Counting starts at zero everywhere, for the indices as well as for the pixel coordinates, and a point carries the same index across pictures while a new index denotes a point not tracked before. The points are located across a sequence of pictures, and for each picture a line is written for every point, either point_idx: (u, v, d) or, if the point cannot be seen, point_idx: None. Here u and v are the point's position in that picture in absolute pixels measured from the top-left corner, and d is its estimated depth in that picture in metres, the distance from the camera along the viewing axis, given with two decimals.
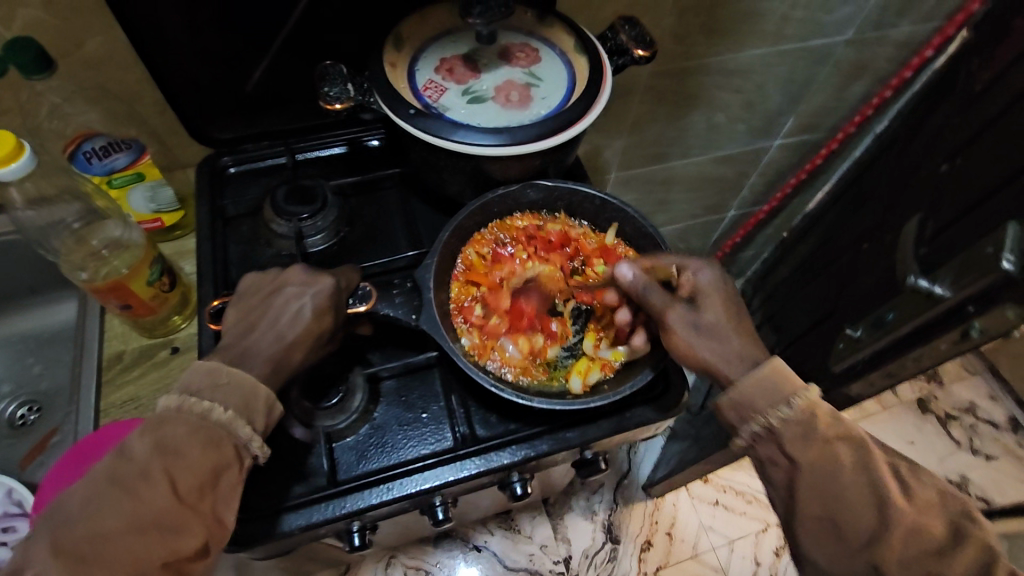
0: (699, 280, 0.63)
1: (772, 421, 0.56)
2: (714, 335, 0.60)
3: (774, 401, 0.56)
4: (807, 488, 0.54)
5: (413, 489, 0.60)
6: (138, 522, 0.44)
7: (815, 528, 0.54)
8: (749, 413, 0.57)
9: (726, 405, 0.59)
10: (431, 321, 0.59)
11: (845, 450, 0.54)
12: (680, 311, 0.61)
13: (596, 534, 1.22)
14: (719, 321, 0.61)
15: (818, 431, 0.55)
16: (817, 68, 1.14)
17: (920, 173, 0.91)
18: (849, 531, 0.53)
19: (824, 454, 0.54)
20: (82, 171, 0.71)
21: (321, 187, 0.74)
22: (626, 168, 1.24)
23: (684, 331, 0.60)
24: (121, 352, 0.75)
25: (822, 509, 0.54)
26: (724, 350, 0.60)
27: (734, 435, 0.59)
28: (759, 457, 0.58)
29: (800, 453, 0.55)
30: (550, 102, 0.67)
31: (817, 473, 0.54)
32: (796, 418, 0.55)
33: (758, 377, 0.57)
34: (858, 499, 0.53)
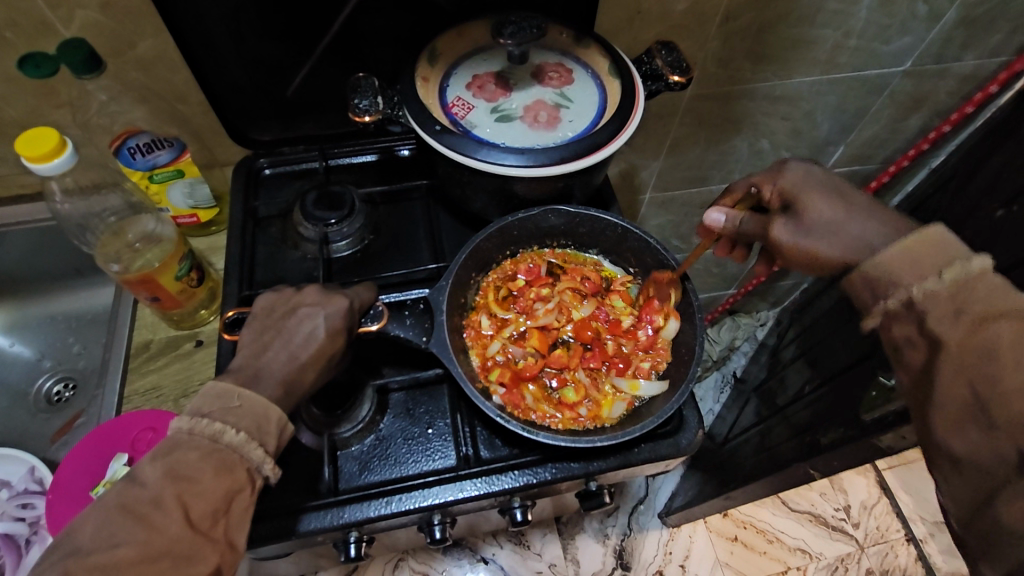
0: (790, 182, 0.59)
1: (914, 294, 0.48)
2: (841, 224, 0.55)
3: (924, 273, 0.48)
4: (951, 369, 0.46)
5: (412, 506, 0.59)
6: (148, 553, 0.41)
7: (956, 415, 0.46)
8: (889, 287, 0.50)
9: (858, 281, 0.52)
10: (440, 343, 0.60)
11: (1006, 328, 0.43)
12: (782, 224, 0.57)
13: (607, 558, 1.19)
14: (834, 215, 0.55)
15: (971, 307, 0.45)
16: (872, 99, 1.09)
17: (975, 217, 0.86)
18: (1004, 419, 0.43)
19: (981, 337, 0.44)
20: (125, 165, 0.73)
21: (349, 193, 0.75)
22: (662, 190, 1.21)
23: (794, 241, 0.56)
24: (149, 341, 0.78)
25: (967, 388, 0.45)
26: (847, 241, 0.54)
27: (866, 314, 0.52)
28: (894, 339, 0.50)
29: (947, 328, 0.46)
30: (578, 124, 0.66)
31: (967, 353, 0.45)
32: (941, 291, 0.47)
33: (896, 252, 0.50)
34: (1020, 383, 0.42)
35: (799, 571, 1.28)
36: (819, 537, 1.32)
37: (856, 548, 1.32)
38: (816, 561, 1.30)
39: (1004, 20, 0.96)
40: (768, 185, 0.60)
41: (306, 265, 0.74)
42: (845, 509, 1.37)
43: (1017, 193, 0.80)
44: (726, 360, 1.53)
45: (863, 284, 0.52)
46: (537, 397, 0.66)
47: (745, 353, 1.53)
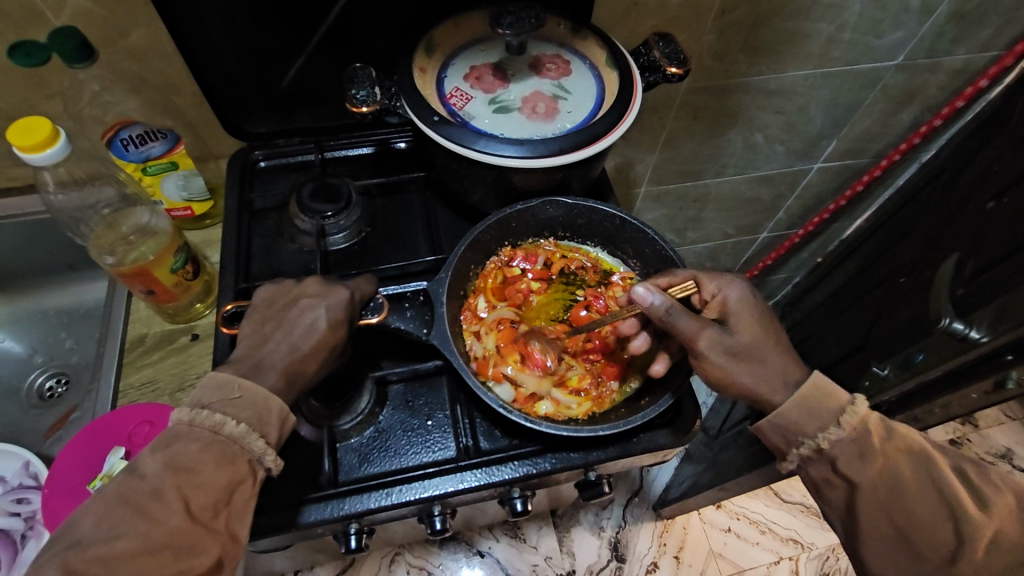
0: (729, 297, 0.61)
1: (822, 443, 0.54)
2: (757, 357, 0.58)
3: (822, 423, 0.55)
4: (873, 508, 0.54)
5: (412, 497, 0.59)
6: (150, 544, 0.41)
7: (887, 546, 0.54)
8: (798, 435, 0.55)
9: (769, 430, 0.57)
10: (442, 335, 0.59)
11: (905, 462, 0.53)
12: (714, 333, 0.58)
13: (602, 551, 1.20)
14: (755, 341, 0.59)
15: (874, 447, 0.53)
16: (864, 93, 1.10)
17: (966, 210, 0.87)
18: (929, 549, 0.52)
19: (888, 473, 0.53)
20: (118, 157, 0.72)
21: (346, 186, 0.74)
22: (656, 183, 1.22)
23: (716, 355, 0.57)
24: (143, 335, 0.77)
25: (890, 522, 0.53)
26: (767, 373, 0.57)
27: (781, 458, 0.58)
28: (813, 478, 0.57)
29: (858, 471, 0.54)
30: (576, 115, 0.66)
31: (880, 490, 0.53)
32: (848, 438, 0.54)
33: (797, 400, 0.55)
34: (933, 514, 0.52)
35: (791, 561, 1.29)
36: (811, 528, 1.34)
37: None
38: (808, 552, 1.31)
39: (994, 14, 0.97)
40: (708, 288, 0.62)
41: (303, 258, 0.74)
42: None
43: (1006, 185, 0.81)
44: None
45: (775, 433, 0.57)
46: (549, 392, 0.66)
47: None
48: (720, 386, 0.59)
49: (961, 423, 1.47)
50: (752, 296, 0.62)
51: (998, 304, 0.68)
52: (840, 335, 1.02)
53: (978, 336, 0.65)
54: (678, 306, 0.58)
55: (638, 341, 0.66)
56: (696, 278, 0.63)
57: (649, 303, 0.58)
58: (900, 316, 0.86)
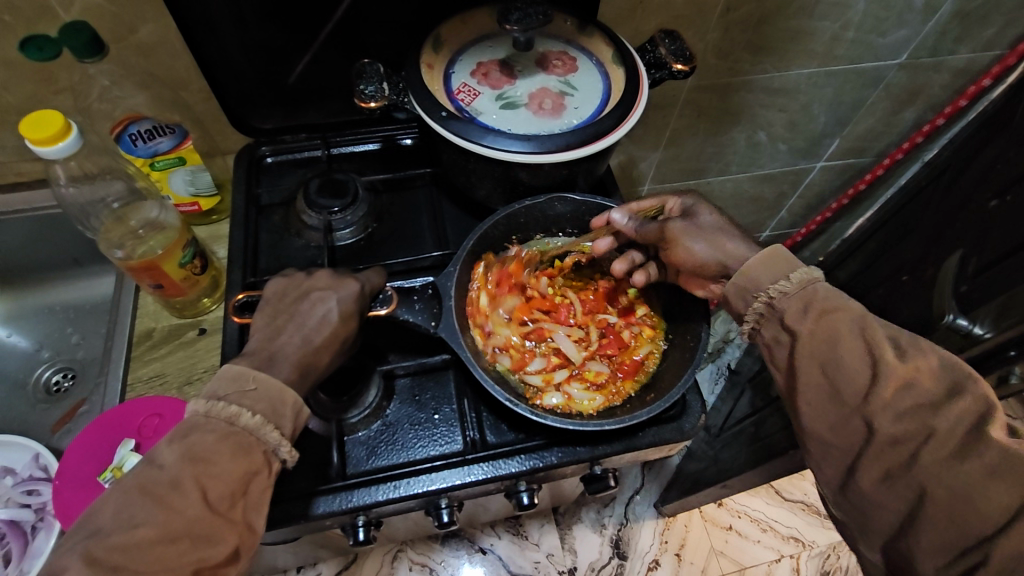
0: (687, 202, 0.66)
1: (772, 296, 0.55)
2: (722, 234, 0.62)
3: (775, 277, 0.56)
4: (807, 358, 0.53)
5: (420, 489, 0.60)
6: (169, 533, 0.42)
7: (816, 399, 0.52)
8: (754, 289, 0.57)
9: (733, 294, 0.58)
10: (449, 328, 0.60)
11: (841, 317, 0.52)
12: (680, 225, 0.63)
13: (604, 548, 1.21)
14: (716, 222, 0.63)
15: (816, 302, 0.53)
16: (868, 92, 1.10)
17: (968, 208, 0.87)
18: (849, 394, 0.50)
19: (826, 325, 0.52)
20: (127, 152, 0.72)
21: (352, 181, 0.75)
22: (660, 181, 1.22)
23: (686, 239, 0.62)
24: (152, 329, 0.77)
25: (820, 373, 0.52)
26: (729, 250, 0.60)
27: (739, 323, 0.59)
28: (765, 341, 0.57)
29: (799, 323, 0.53)
30: (582, 111, 0.67)
31: (817, 342, 0.52)
32: (793, 291, 0.55)
33: (759, 259, 0.57)
34: (856, 368, 0.51)
35: (792, 559, 1.29)
36: (811, 526, 1.34)
37: None
38: (809, 549, 1.31)
39: (997, 13, 0.98)
40: (672, 204, 0.67)
41: (310, 253, 0.74)
42: None
43: (1010, 182, 0.81)
44: (720, 353, 1.54)
45: (739, 298, 0.58)
46: (562, 386, 0.68)
47: (740, 345, 1.55)
48: (697, 271, 0.62)
49: None
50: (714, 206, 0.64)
51: (1001, 301, 0.68)
52: None
53: (982, 332, 0.67)
54: (641, 218, 0.65)
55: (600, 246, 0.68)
56: (662, 200, 0.68)
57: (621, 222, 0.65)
58: (903, 313, 0.87)
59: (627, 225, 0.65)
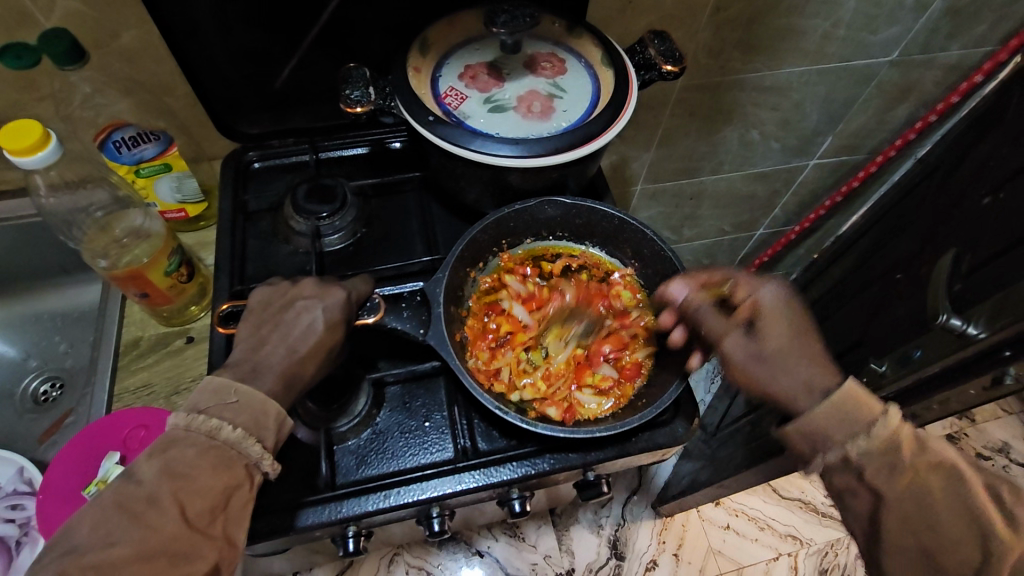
0: (761, 299, 0.62)
1: (848, 453, 0.52)
2: (785, 362, 0.58)
3: (852, 431, 0.52)
4: (896, 521, 0.52)
5: (410, 499, 0.59)
6: (145, 551, 0.41)
7: (906, 562, 0.52)
8: (824, 442, 0.53)
9: (795, 436, 0.54)
10: (438, 336, 0.59)
11: (937, 479, 0.51)
12: (736, 336, 0.61)
13: (601, 549, 1.20)
14: (783, 347, 0.59)
15: (904, 461, 0.51)
16: (860, 89, 1.10)
17: (961, 206, 0.87)
18: (953, 564, 0.50)
19: (915, 488, 0.51)
20: (111, 159, 0.72)
21: (340, 186, 0.74)
22: (653, 181, 1.22)
23: (743, 356, 0.60)
24: (138, 339, 0.76)
25: (914, 530, 0.51)
26: (792, 379, 0.57)
27: (806, 462, 0.56)
28: (836, 487, 0.55)
29: (884, 484, 0.51)
30: (571, 114, 0.66)
31: (908, 502, 0.51)
32: (874, 449, 0.51)
33: (828, 408, 0.52)
34: (958, 530, 0.50)
35: (789, 557, 1.29)
36: (809, 524, 1.34)
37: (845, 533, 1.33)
38: (806, 547, 1.31)
39: (988, 10, 0.97)
40: (742, 290, 0.63)
41: (299, 259, 0.73)
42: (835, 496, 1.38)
43: (1003, 180, 0.81)
44: None
45: (799, 438, 0.54)
46: (569, 391, 0.67)
47: None
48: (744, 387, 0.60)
49: (957, 418, 1.48)
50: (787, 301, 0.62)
51: (996, 300, 0.67)
52: (836, 332, 1.02)
53: (976, 332, 0.66)
54: (704, 304, 0.63)
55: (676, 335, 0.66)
56: (734, 279, 0.64)
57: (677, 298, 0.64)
58: (897, 312, 0.86)
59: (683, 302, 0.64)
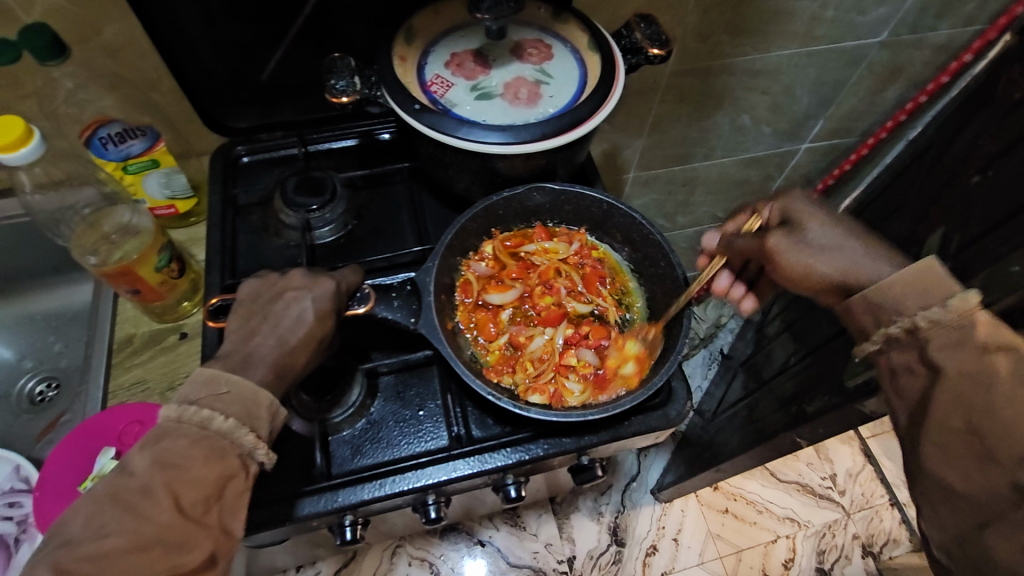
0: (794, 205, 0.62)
1: (916, 321, 0.50)
2: (845, 247, 0.58)
3: (925, 302, 0.51)
4: (947, 397, 0.48)
5: (406, 487, 0.60)
6: (140, 541, 0.42)
7: (949, 448, 0.48)
8: (890, 314, 0.53)
9: (859, 305, 0.55)
10: (430, 325, 0.59)
11: (1004, 359, 0.46)
12: (777, 236, 0.61)
13: (602, 536, 1.22)
14: (829, 233, 0.59)
15: (974, 336, 0.48)
16: (849, 71, 1.09)
17: (951, 185, 0.87)
18: (1004, 452, 0.45)
19: (980, 366, 0.47)
20: (98, 156, 0.71)
21: (330, 178, 0.74)
22: (645, 168, 1.21)
23: (789, 250, 0.60)
24: (131, 336, 0.76)
25: (962, 421, 0.47)
26: (841, 256, 0.58)
27: (864, 340, 0.55)
28: (893, 365, 0.53)
29: (946, 358, 0.48)
30: (558, 100, 0.66)
31: (967, 380, 0.47)
32: (947, 321, 0.49)
33: (902, 278, 0.52)
34: (1018, 415, 0.45)
35: (788, 540, 1.30)
36: (807, 506, 1.35)
37: (843, 514, 1.34)
38: (804, 529, 1.32)
39: None
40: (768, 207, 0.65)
41: (290, 252, 0.73)
42: (832, 477, 1.39)
43: (992, 158, 0.81)
44: (714, 337, 1.55)
45: (866, 307, 0.55)
46: (557, 378, 0.66)
47: (733, 330, 1.55)
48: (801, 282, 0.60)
49: None
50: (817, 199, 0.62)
51: (985, 277, 0.67)
52: None
53: None
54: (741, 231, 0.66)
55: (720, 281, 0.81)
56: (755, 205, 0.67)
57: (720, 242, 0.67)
58: None
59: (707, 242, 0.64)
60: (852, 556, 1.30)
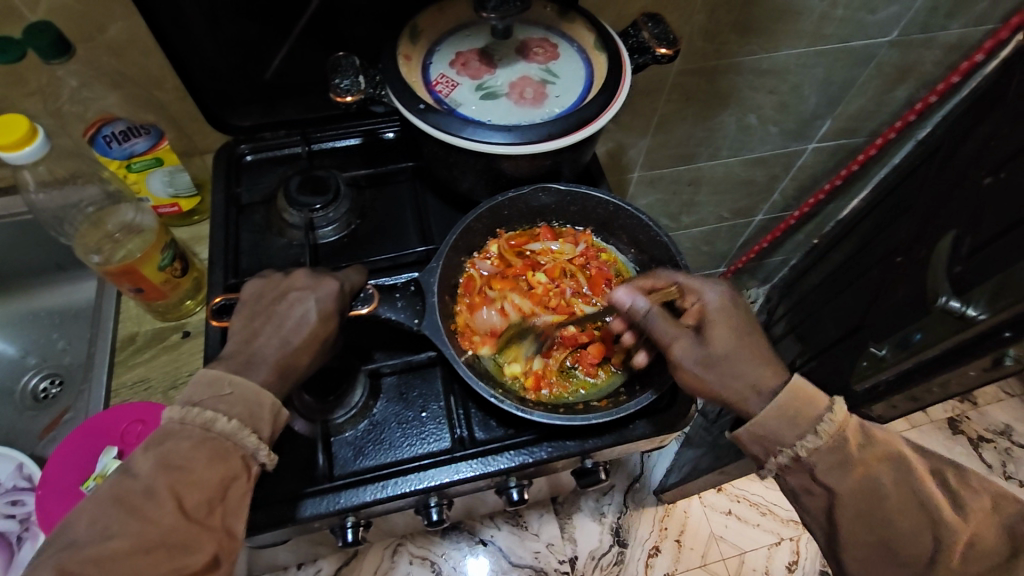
0: (708, 304, 0.59)
1: (800, 452, 0.53)
2: (742, 367, 0.56)
3: (800, 432, 0.53)
4: (850, 514, 0.53)
5: (408, 489, 0.59)
6: (144, 543, 0.41)
7: (865, 552, 0.53)
8: (776, 447, 0.54)
9: (748, 440, 0.55)
10: (433, 326, 0.58)
11: (885, 470, 0.53)
12: (685, 341, 0.58)
13: (604, 537, 1.20)
14: (730, 352, 0.57)
15: (853, 456, 0.52)
16: (858, 71, 1.08)
17: (961, 188, 0.86)
18: (908, 554, 0.52)
19: (867, 479, 0.52)
20: (102, 154, 0.71)
21: (334, 177, 0.74)
22: (650, 168, 1.21)
23: (689, 364, 0.57)
24: (134, 334, 0.76)
25: (872, 533, 0.53)
26: (739, 384, 0.56)
27: (758, 466, 0.57)
28: (791, 487, 0.56)
29: (837, 481, 0.52)
30: (564, 100, 0.65)
31: (859, 499, 0.53)
32: (826, 448, 0.53)
33: (775, 410, 0.53)
34: (913, 523, 0.52)
35: (792, 542, 1.30)
36: None
37: None
38: (808, 532, 1.32)
39: None
40: (690, 294, 0.61)
41: (293, 251, 0.73)
42: None
43: (1003, 160, 0.80)
44: None
45: (755, 445, 0.55)
46: (553, 381, 0.67)
47: None
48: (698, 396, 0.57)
49: (959, 401, 1.48)
50: (733, 303, 0.59)
51: (995, 281, 0.66)
52: (836, 318, 1.01)
53: (976, 314, 0.64)
54: (653, 310, 0.59)
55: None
56: (680, 283, 0.62)
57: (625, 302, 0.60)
58: (896, 295, 0.86)
59: (638, 307, 0.60)
60: None
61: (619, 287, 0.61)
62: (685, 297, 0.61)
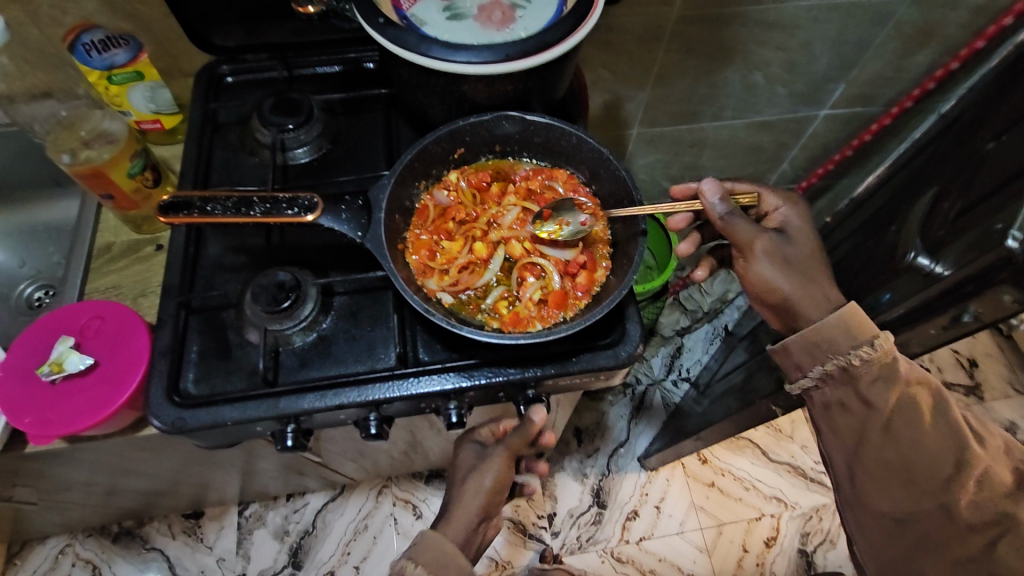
0: (789, 215, 0.70)
1: (852, 362, 0.61)
2: (809, 271, 0.65)
3: (856, 342, 0.61)
4: (881, 430, 0.62)
5: (346, 400, 0.61)
6: None
7: (888, 472, 0.63)
8: (828, 352, 0.62)
9: (798, 346, 0.64)
10: (376, 240, 0.59)
11: (923, 394, 0.61)
12: (776, 241, 0.66)
13: (583, 497, 1.29)
14: (808, 257, 0.67)
15: (900, 376, 0.60)
16: (874, 31, 1.03)
17: (963, 151, 0.82)
18: (926, 472, 0.61)
19: (905, 398, 0.60)
20: (82, 63, 0.73)
21: (307, 100, 0.74)
22: (649, 125, 1.18)
23: (768, 261, 0.65)
24: (110, 244, 0.79)
25: (892, 455, 0.62)
26: (815, 286, 0.65)
27: (800, 376, 0.66)
28: (827, 401, 0.65)
29: (876, 394, 0.61)
30: (530, 24, 0.64)
31: (894, 414, 0.61)
32: (875, 362, 0.60)
33: (833, 321, 0.62)
34: (936, 445, 0.60)
35: (772, 519, 1.29)
36: (796, 488, 1.32)
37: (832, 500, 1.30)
38: (790, 511, 1.30)
39: None
40: (771, 203, 0.71)
41: (262, 171, 0.74)
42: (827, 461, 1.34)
43: (1010, 122, 0.75)
44: (717, 313, 1.51)
45: (802, 350, 0.64)
46: (498, 306, 0.65)
47: (739, 306, 1.50)
48: (760, 290, 0.66)
49: (963, 391, 1.45)
50: (809, 219, 0.70)
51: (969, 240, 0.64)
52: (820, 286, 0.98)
53: (940, 270, 0.62)
54: (739, 212, 0.66)
55: (678, 219, 0.79)
56: (759, 193, 0.72)
57: (709, 194, 0.65)
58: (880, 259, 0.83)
59: (714, 207, 0.66)
60: (836, 541, 1.26)
61: (707, 179, 0.66)
62: (763, 204, 0.71)
